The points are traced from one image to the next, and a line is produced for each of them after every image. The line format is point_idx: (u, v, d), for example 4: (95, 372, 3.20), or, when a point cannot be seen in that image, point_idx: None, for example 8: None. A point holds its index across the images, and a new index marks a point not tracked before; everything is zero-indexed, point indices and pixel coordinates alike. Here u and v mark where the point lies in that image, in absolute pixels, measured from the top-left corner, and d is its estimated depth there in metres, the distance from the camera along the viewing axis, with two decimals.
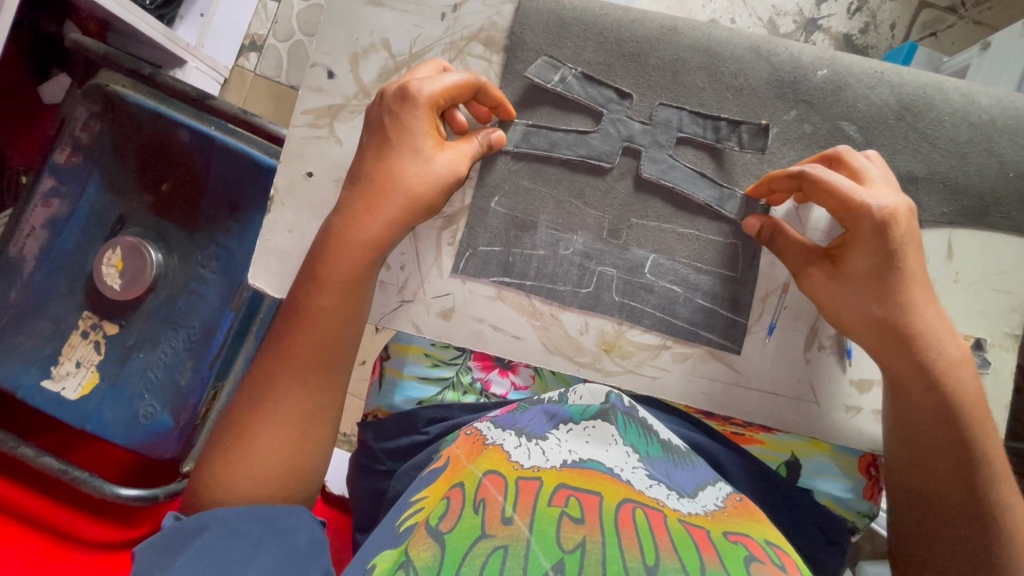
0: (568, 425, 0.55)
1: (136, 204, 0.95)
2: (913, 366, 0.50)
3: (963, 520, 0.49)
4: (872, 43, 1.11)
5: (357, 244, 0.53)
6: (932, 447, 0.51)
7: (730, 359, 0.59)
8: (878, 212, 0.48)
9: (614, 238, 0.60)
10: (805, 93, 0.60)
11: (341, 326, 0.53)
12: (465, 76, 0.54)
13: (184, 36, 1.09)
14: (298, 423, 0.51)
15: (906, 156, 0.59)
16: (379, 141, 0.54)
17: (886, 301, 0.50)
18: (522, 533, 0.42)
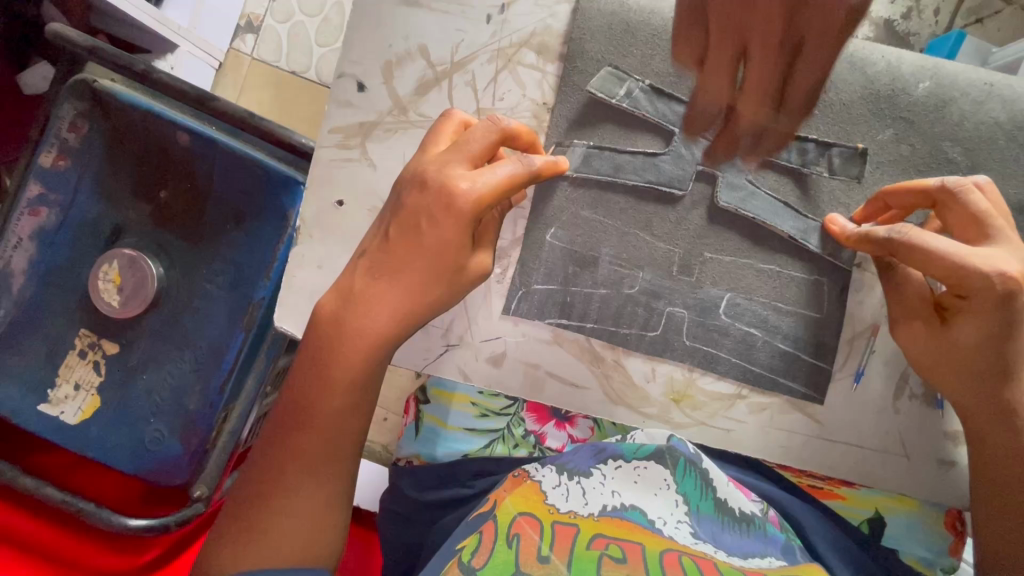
0: (618, 462, 0.52)
1: (133, 214, 0.87)
2: (1010, 437, 0.46)
3: None
4: (914, 30, 1.02)
5: (369, 325, 0.47)
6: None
7: (812, 410, 0.54)
8: (1000, 280, 0.42)
9: (685, 275, 0.54)
10: (904, 109, 0.53)
11: (353, 407, 0.48)
12: (516, 168, 0.46)
13: (175, 17, 0.99)
14: (315, 491, 0.48)
15: (1017, 183, 0.52)
16: (404, 218, 0.47)
17: (995, 368, 0.45)
18: (560, 570, 0.40)
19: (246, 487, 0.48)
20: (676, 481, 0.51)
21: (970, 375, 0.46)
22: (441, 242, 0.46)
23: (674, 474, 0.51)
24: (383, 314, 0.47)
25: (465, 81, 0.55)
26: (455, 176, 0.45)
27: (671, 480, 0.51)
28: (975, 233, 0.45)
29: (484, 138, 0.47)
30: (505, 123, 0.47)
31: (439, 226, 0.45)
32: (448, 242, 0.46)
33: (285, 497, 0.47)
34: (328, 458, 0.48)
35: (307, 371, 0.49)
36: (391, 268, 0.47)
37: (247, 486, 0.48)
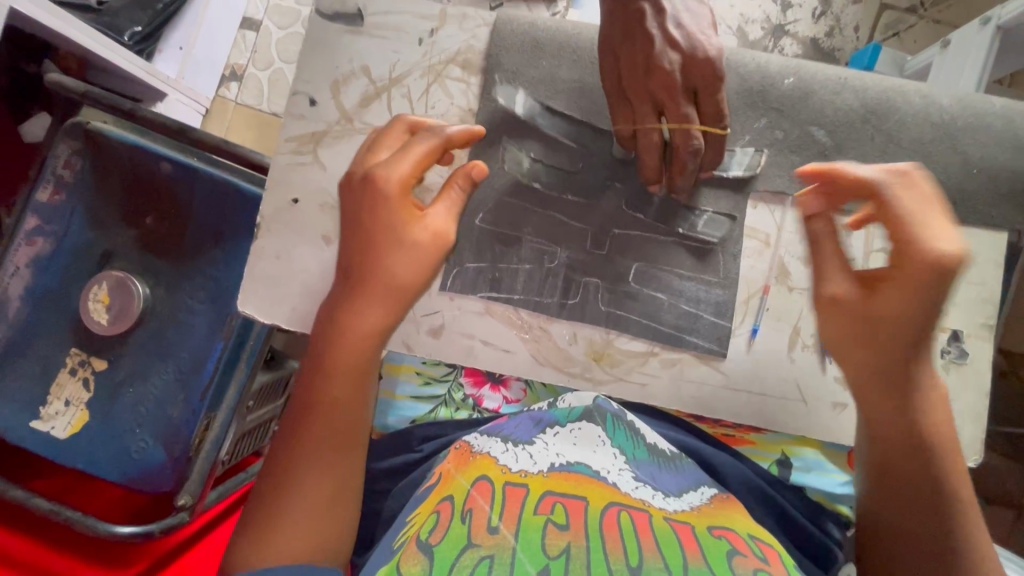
0: (555, 427, 0.57)
1: (121, 238, 0.94)
2: (896, 410, 0.47)
3: (923, 554, 0.47)
4: (838, 46, 1.14)
5: (369, 321, 0.51)
6: (900, 479, 0.48)
7: (716, 363, 0.61)
8: (942, 252, 0.42)
9: (598, 249, 0.62)
10: (774, 100, 0.62)
11: (357, 402, 0.51)
12: (431, 142, 0.53)
13: (164, 69, 1.11)
14: (334, 476, 0.50)
15: (874, 157, 0.61)
16: (353, 206, 0.52)
17: (891, 332, 0.45)
18: (507, 540, 0.43)
19: (263, 488, 0.50)
20: (608, 437, 0.56)
21: (879, 357, 0.46)
22: (389, 213, 0.51)
23: (605, 429, 0.57)
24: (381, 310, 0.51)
25: (401, 94, 0.64)
26: (377, 164, 0.52)
27: (605, 438, 0.56)
28: (916, 197, 0.46)
29: (424, 145, 0.53)
30: (448, 130, 0.54)
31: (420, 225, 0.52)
32: (433, 235, 0.52)
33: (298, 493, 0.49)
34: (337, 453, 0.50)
35: (312, 370, 0.51)
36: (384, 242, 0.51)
37: (262, 493, 0.50)
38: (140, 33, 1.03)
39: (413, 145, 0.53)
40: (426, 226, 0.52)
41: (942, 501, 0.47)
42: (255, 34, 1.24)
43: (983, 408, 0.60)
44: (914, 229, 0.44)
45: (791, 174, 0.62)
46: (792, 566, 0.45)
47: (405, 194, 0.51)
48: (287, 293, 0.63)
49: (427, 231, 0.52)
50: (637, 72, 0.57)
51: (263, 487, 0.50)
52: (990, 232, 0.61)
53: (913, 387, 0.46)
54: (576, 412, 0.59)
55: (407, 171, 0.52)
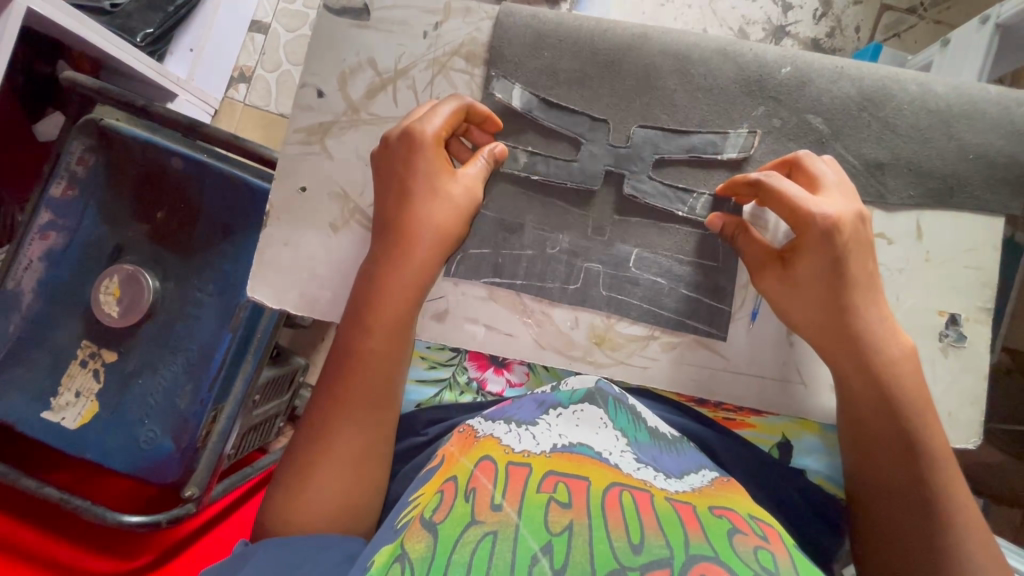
0: (558, 409, 0.57)
1: (132, 233, 0.96)
2: (857, 362, 0.53)
3: (904, 505, 0.51)
4: (838, 46, 1.15)
5: (402, 286, 0.55)
6: (876, 435, 0.53)
7: (717, 346, 0.62)
8: (822, 218, 0.51)
9: (599, 235, 0.63)
10: (771, 89, 0.63)
11: (392, 360, 0.56)
12: (454, 106, 0.58)
13: (175, 70, 1.14)
14: (367, 433, 0.55)
15: (871, 144, 0.62)
16: (387, 172, 0.57)
17: (827, 299, 0.53)
18: (511, 517, 0.44)
19: (299, 444, 0.55)
20: (610, 419, 0.56)
21: (833, 323, 0.53)
22: (425, 167, 0.56)
23: (608, 412, 0.57)
24: (413, 275, 0.55)
25: (406, 85, 0.66)
26: (414, 123, 0.57)
27: (607, 419, 0.56)
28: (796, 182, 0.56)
29: (454, 112, 0.57)
30: (472, 100, 0.59)
31: (451, 188, 0.56)
32: (458, 200, 0.56)
33: (332, 454, 0.53)
34: (367, 417, 0.55)
35: (349, 333, 0.56)
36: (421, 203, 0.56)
37: (299, 447, 0.55)
38: (151, 34, 1.06)
39: (440, 107, 0.58)
40: (456, 186, 0.56)
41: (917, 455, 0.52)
42: (262, 36, 1.27)
43: (982, 391, 0.61)
44: (802, 203, 0.52)
45: None
46: (792, 544, 0.46)
47: (435, 155, 0.56)
48: (294, 278, 0.64)
49: (457, 192, 0.56)
50: None
51: (300, 441, 0.55)
52: (987, 217, 0.62)
53: (877, 350, 0.53)
54: (579, 394, 0.60)
55: (439, 133, 0.56)
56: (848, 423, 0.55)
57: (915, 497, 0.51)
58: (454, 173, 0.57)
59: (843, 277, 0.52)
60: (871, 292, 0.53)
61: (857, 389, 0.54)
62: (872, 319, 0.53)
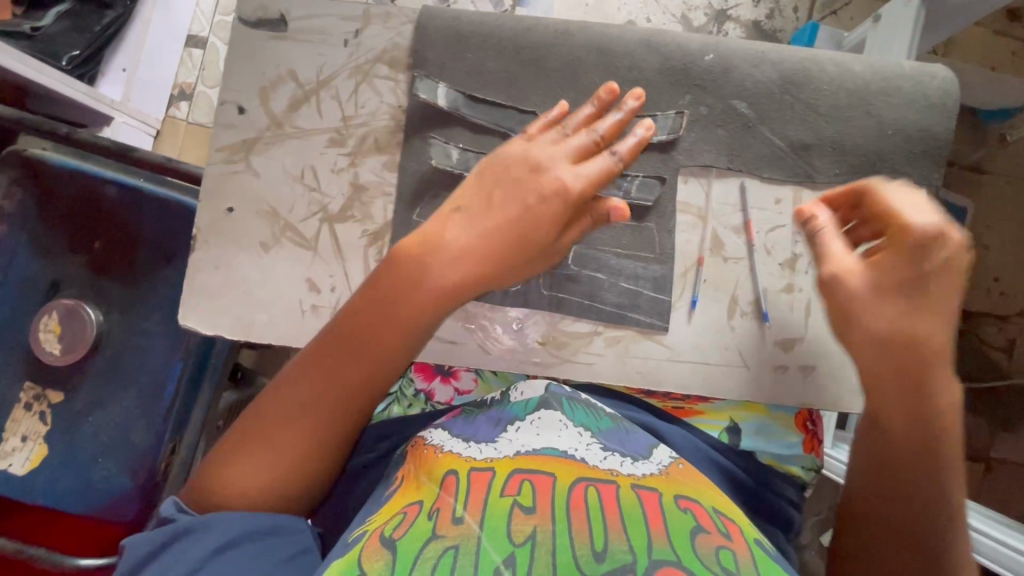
0: (515, 424, 0.55)
1: (68, 265, 0.91)
2: (907, 389, 0.47)
3: (898, 532, 0.47)
4: (779, 27, 1.17)
5: (421, 300, 0.51)
6: (894, 459, 0.48)
7: (659, 337, 0.62)
8: (931, 229, 0.47)
9: None
10: (696, 77, 0.64)
11: (386, 369, 0.52)
12: (605, 159, 0.56)
13: (109, 92, 1.09)
14: (327, 434, 0.50)
15: (796, 126, 0.63)
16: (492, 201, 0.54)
17: (915, 310, 0.47)
18: (473, 529, 0.44)
19: (257, 413, 0.50)
20: (568, 419, 0.56)
21: (897, 340, 0.47)
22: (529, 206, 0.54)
23: (565, 412, 0.56)
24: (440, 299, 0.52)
25: (330, 96, 0.64)
26: (543, 159, 0.56)
27: (567, 421, 0.55)
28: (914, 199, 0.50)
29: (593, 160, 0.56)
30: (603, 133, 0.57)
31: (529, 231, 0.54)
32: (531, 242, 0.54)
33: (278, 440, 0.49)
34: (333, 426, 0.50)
35: (344, 338, 0.51)
36: (506, 222, 0.54)
37: (258, 418, 0.50)
38: (78, 57, 1.01)
39: (576, 145, 0.57)
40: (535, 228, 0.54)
41: (930, 487, 0.47)
42: (200, 51, 1.22)
43: None
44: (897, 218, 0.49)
45: (718, 148, 0.63)
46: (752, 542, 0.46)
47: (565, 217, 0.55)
48: (228, 302, 0.62)
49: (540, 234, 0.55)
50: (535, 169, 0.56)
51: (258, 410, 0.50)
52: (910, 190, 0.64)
53: (933, 375, 0.46)
54: (534, 401, 0.57)
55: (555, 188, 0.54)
56: (870, 450, 0.49)
57: (913, 529, 0.47)
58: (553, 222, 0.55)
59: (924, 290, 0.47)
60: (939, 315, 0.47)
61: (895, 411, 0.47)
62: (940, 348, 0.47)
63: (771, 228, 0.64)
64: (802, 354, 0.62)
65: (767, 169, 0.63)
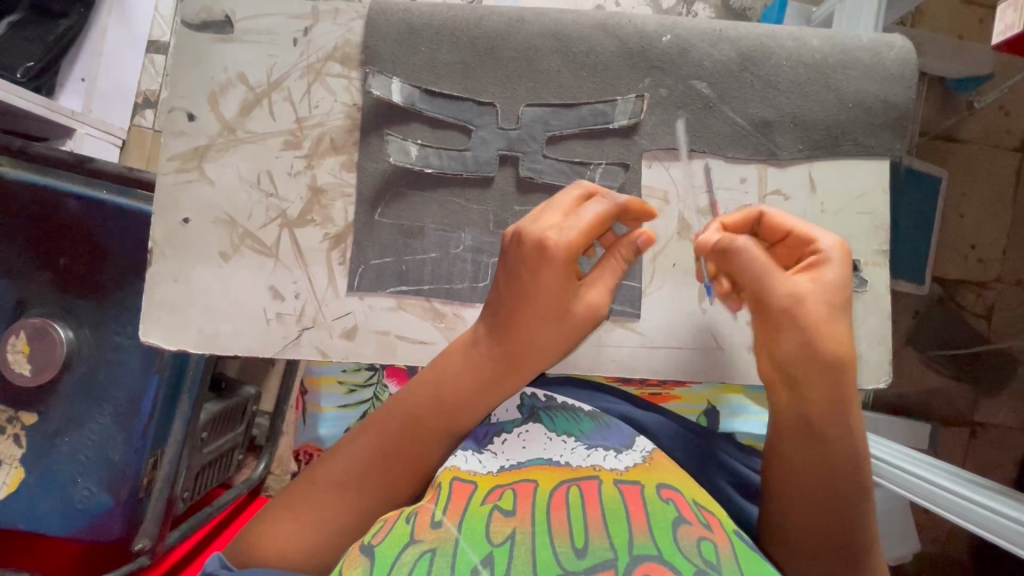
0: (502, 436, 0.54)
1: (34, 283, 0.86)
2: (823, 401, 0.46)
3: (832, 536, 0.46)
4: (749, 6, 1.14)
5: (466, 386, 0.51)
6: (810, 469, 0.46)
7: (631, 324, 0.62)
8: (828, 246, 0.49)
9: (502, 229, 0.62)
10: (654, 59, 0.63)
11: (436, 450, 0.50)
12: (601, 212, 0.51)
13: (69, 103, 1.07)
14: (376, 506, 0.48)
15: (757, 104, 0.62)
16: (508, 277, 0.50)
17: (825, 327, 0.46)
18: (452, 533, 0.42)
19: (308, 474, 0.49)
20: (551, 429, 0.55)
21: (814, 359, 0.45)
22: (550, 277, 0.49)
23: (547, 424, 0.56)
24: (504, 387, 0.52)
25: (282, 97, 0.62)
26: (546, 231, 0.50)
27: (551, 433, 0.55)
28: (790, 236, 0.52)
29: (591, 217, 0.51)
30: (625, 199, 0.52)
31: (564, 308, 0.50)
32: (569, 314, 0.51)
33: (333, 489, 0.48)
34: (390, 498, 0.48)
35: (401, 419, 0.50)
36: (539, 314, 0.49)
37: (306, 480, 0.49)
38: (33, 68, 0.96)
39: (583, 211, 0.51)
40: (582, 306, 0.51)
41: (840, 488, 0.46)
42: (162, 57, 1.18)
43: (887, 330, 0.62)
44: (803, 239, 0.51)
45: (680, 130, 0.63)
46: (734, 530, 0.46)
47: (568, 270, 0.49)
48: (190, 315, 0.61)
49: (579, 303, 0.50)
50: (532, 250, 0.49)
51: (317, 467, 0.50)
52: (873, 162, 0.63)
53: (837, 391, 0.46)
54: (517, 420, 0.57)
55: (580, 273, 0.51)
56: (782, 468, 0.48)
57: (837, 535, 0.46)
58: (579, 286, 0.51)
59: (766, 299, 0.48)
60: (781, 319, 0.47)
61: (802, 426, 0.47)
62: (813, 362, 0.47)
63: (737, 207, 0.63)
64: None
65: (730, 148, 0.63)
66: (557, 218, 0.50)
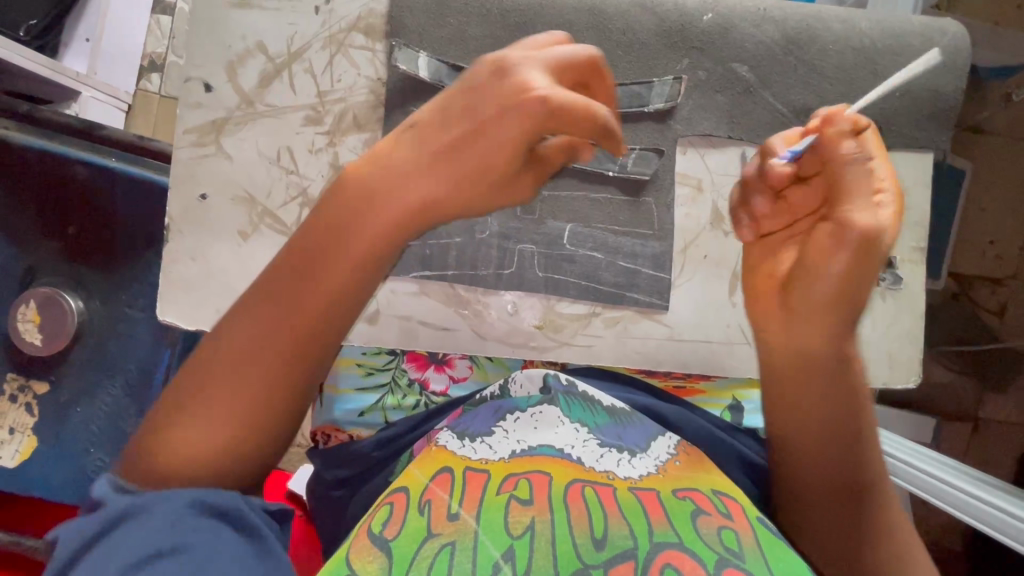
0: (515, 414, 0.53)
1: (44, 252, 0.84)
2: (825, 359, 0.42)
3: (843, 512, 0.43)
4: None
5: (369, 230, 0.35)
6: (822, 433, 0.43)
7: (659, 316, 0.60)
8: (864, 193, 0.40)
9: (529, 214, 0.59)
10: (694, 39, 0.60)
11: (344, 304, 0.36)
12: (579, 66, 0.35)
13: (74, 64, 1.02)
14: (266, 391, 0.35)
15: (799, 90, 0.60)
16: (446, 128, 0.34)
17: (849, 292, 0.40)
18: (470, 525, 0.42)
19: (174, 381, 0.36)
20: (566, 416, 0.54)
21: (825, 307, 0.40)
22: (489, 125, 0.34)
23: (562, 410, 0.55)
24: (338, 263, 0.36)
25: (303, 69, 0.60)
26: (505, 66, 0.34)
27: (565, 418, 0.54)
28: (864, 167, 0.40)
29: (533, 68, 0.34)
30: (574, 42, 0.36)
31: (387, 162, 0.35)
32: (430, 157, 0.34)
33: (200, 406, 0.34)
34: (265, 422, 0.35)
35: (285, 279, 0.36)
36: (439, 163, 0.34)
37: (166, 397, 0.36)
38: (37, 26, 0.92)
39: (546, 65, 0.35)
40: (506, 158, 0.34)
41: (849, 466, 0.43)
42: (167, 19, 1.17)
43: (920, 330, 0.61)
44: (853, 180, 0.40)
45: (717, 116, 0.60)
46: (755, 517, 0.46)
47: (519, 130, 0.34)
48: (207, 294, 0.59)
49: (508, 149, 0.34)
50: (461, 111, 0.34)
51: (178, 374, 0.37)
52: (916, 155, 0.61)
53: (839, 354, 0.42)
54: (535, 397, 0.56)
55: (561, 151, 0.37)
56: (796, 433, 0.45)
57: (846, 515, 0.43)
58: (529, 157, 0.36)
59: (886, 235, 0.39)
60: (832, 240, 0.40)
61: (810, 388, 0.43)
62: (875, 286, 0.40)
63: None
64: None
65: (769, 137, 0.60)
66: (512, 57, 0.35)
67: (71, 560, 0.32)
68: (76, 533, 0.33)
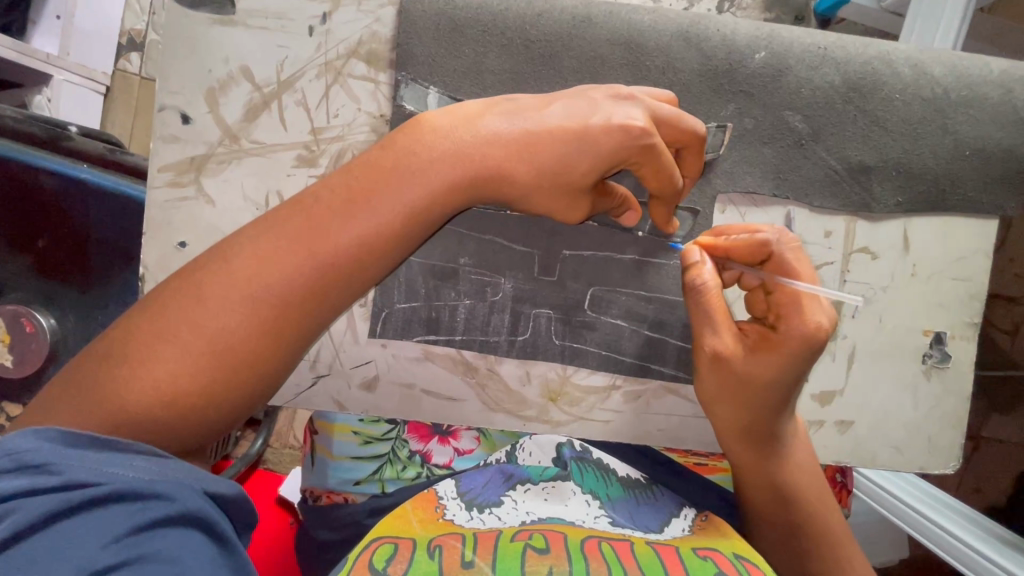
0: (526, 484, 0.51)
1: (10, 266, 0.72)
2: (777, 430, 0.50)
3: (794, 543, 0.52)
4: None
5: (392, 205, 0.39)
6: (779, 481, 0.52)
7: (685, 390, 0.55)
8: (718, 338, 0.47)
9: (548, 275, 0.53)
10: (743, 82, 0.52)
11: (344, 280, 0.38)
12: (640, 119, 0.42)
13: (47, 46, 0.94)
14: (252, 341, 0.36)
15: (856, 144, 0.53)
16: (524, 136, 0.41)
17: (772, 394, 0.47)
18: (485, 572, 0.38)
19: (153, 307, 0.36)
20: (578, 486, 0.51)
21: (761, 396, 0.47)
22: (568, 137, 0.41)
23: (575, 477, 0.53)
24: (363, 223, 0.38)
25: (295, 100, 0.52)
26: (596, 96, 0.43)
27: (577, 489, 0.51)
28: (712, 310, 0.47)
29: (571, 102, 0.42)
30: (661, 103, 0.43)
31: (436, 140, 0.40)
32: (465, 146, 0.40)
33: (192, 334, 0.35)
34: (243, 364, 0.36)
35: (308, 225, 0.38)
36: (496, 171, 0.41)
37: (142, 323, 0.36)
38: None
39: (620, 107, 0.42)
40: (524, 163, 0.41)
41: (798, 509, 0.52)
42: None
43: (963, 412, 0.57)
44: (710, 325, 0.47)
45: (763, 171, 0.53)
46: None
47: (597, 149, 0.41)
48: None
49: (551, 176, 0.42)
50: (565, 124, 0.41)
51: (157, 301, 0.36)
52: (978, 221, 0.55)
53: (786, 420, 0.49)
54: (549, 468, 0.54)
55: (584, 181, 0.42)
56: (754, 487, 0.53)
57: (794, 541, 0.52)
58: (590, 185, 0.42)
59: (774, 335, 0.46)
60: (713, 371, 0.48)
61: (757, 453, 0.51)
62: (780, 378, 0.45)
63: (817, 265, 0.55)
64: (841, 408, 0.56)
65: (818, 196, 0.54)
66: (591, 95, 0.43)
67: (30, 530, 0.29)
68: (34, 506, 0.30)
